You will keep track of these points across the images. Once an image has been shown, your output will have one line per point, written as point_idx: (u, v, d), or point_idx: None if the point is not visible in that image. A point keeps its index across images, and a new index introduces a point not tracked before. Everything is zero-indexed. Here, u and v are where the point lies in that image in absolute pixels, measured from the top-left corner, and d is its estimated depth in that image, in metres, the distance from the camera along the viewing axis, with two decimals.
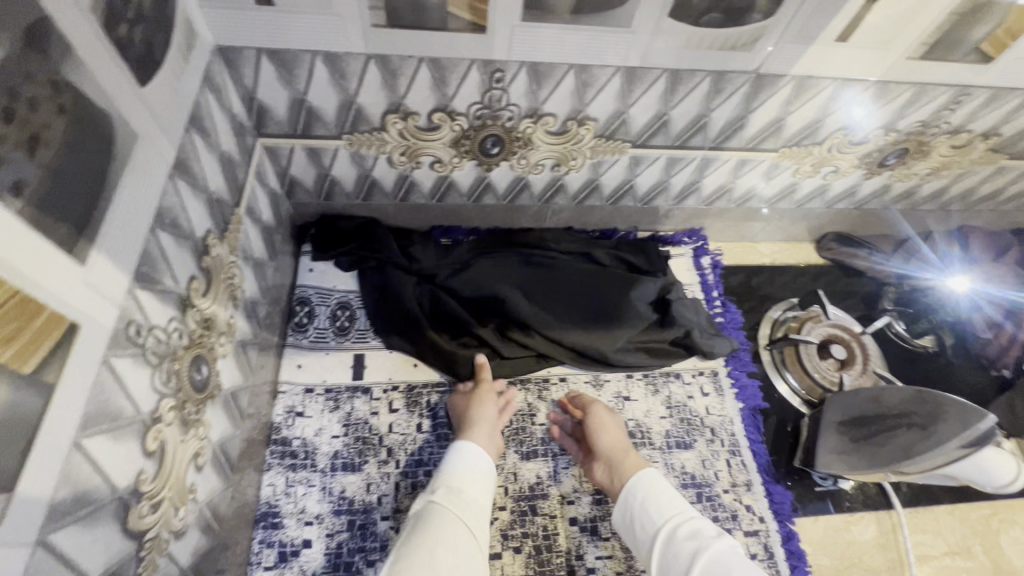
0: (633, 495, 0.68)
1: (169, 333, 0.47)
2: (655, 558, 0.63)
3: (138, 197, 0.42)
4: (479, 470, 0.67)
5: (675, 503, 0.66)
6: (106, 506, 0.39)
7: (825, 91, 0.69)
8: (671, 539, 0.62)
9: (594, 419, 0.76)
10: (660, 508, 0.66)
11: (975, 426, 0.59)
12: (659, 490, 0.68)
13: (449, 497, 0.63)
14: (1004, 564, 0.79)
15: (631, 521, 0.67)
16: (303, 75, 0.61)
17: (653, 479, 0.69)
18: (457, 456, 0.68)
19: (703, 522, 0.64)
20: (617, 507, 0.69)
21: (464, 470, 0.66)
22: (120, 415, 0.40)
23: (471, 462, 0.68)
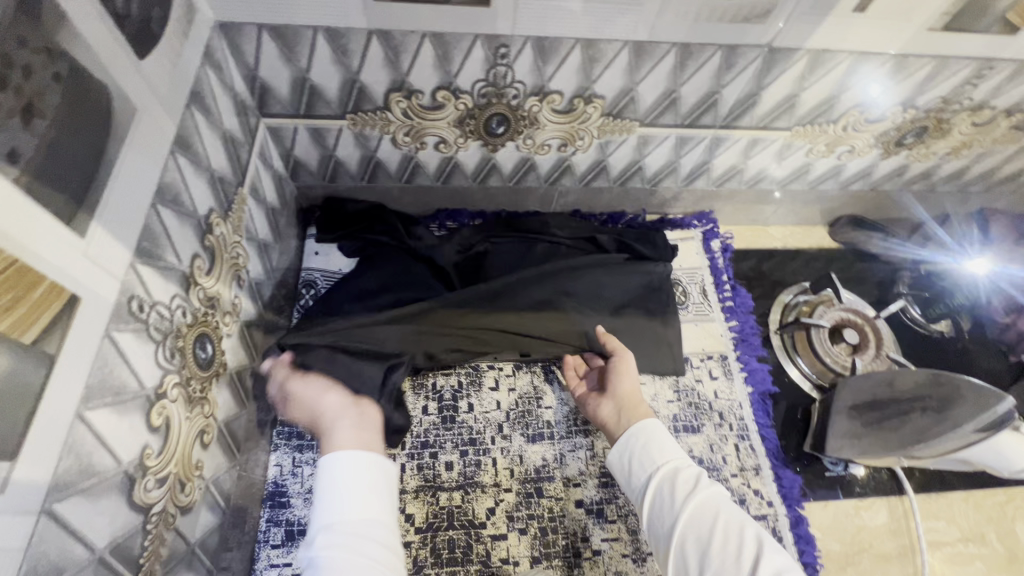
0: (634, 438, 0.64)
1: (172, 311, 0.47)
2: (648, 501, 0.59)
3: (137, 173, 0.42)
4: (371, 486, 0.53)
5: (674, 449, 0.62)
6: (111, 478, 0.39)
7: (841, 66, 0.67)
8: (666, 484, 0.59)
9: (617, 361, 0.73)
10: (660, 451, 0.62)
11: (993, 409, 0.58)
12: (660, 435, 0.63)
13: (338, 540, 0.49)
14: (1018, 551, 0.77)
15: (627, 463, 0.63)
16: (304, 53, 0.60)
17: (654, 427, 0.64)
18: (334, 482, 0.53)
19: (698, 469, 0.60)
20: (614, 449, 0.65)
21: (350, 496, 0.52)
22: (124, 388, 0.40)
23: (359, 478, 0.53)
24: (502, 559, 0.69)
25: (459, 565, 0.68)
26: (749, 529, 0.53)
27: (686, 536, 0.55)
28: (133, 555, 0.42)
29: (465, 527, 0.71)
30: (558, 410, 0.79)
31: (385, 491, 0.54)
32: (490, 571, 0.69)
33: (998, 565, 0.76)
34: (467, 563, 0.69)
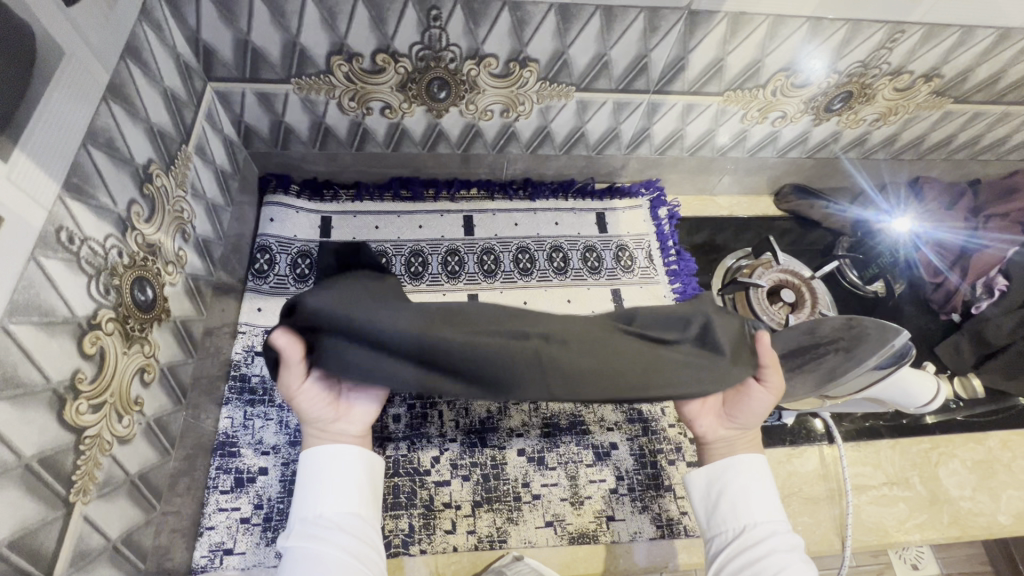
0: (724, 481, 0.57)
1: (106, 249, 0.50)
2: (724, 559, 0.53)
3: (64, 112, 0.44)
4: (351, 481, 0.54)
5: (766, 513, 0.55)
6: (38, 393, 0.42)
7: (760, 29, 0.70)
8: (746, 549, 0.52)
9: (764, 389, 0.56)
10: (748, 507, 0.55)
11: (891, 342, 0.64)
12: (754, 488, 0.56)
13: (318, 533, 0.50)
14: (940, 494, 0.82)
15: (714, 499, 0.57)
16: (244, 14, 0.63)
17: (756, 478, 0.56)
18: (316, 477, 0.53)
19: (789, 544, 0.53)
20: (699, 477, 0.59)
21: (326, 489, 0.53)
22: (52, 311, 0.43)
23: (343, 470, 0.54)
24: (444, 503, 0.73)
25: (403, 508, 0.72)
26: None
27: None
28: (65, 471, 0.44)
29: (410, 475, 0.74)
30: None
31: (363, 488, 0.54)
32: (432, 514, 0.72)
33: (920, 506, 0.81)
34: (410, 507, 0.72)
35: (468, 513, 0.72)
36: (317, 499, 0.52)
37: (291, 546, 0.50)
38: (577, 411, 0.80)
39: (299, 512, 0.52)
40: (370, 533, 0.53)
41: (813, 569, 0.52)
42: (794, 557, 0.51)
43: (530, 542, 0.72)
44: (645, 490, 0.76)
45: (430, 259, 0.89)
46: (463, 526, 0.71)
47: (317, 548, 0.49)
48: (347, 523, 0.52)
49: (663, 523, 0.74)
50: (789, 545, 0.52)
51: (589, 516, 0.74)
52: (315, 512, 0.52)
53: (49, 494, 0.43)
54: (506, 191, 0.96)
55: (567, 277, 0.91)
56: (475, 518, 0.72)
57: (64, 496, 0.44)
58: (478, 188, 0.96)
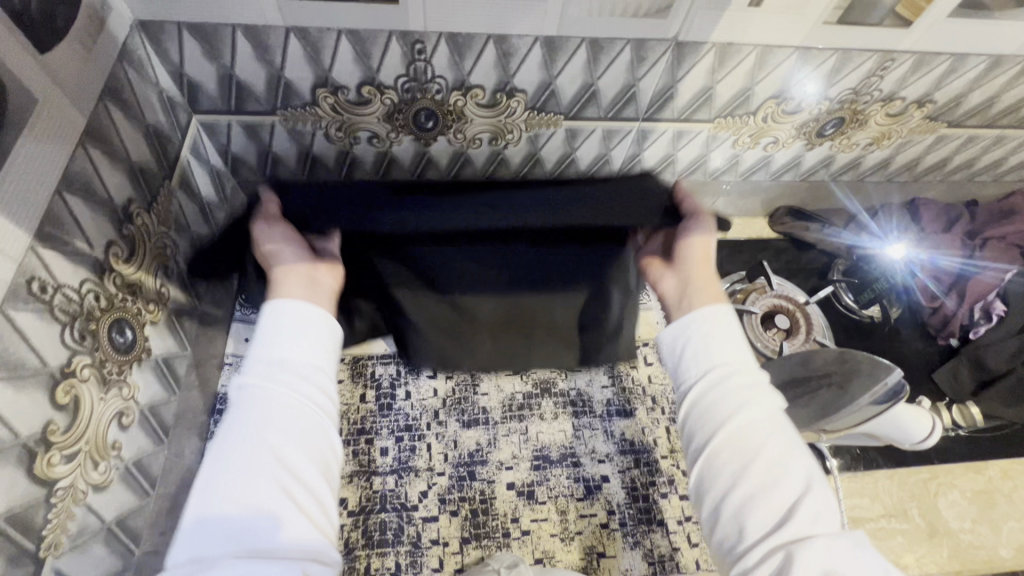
0: (694, 329, 0.53)
1: (82, 294, 0.49)
2: (689, 398, 0.51)
3: (38, 161, 0.44)
4: (320, 332, 0.49)
5: (728, 357, 0.51)
6: (6, 449, 0.41)
7: (749, 58, 0.70)
8: (712, 391, 0.49)
9: (696, 227, 0.63)
10: (719, 350, 0.51)
11: (884, 381, 0.61)
12: (723, 333, 0.52)
13: (276, 374, 0.45)
14: (939, 526, 0.80)
15: (680, 348, 0.53)
16: (227, 50, 0.63)
17: (722, 324, 0.53)
18: (279, 324, 0.48)
19: (755, 380, 0.50)
20: (670, 329, 0.55)
21: (287, 336, 0.47)
22: (21, 365, 0.42)
23: (309, 322, 0.49)
24: (432, 539, 0.71)
25: (390, 546, 0.70)
26: (790, 467, 0.45)
27: (715, 453, 0.47)
28: (35, 526, 0.44)
29: (397, 510, 0.72)
30: (494, 397, 0.81)
31: (333, 344, 0.50)
32: (419, 551, 0.71)
33: (919, 539, 0.79)
34: (397, 544, 0.71)
35: (456, 550, 0.71)
36: (276, 345, 0.47)
37: (251, 384, 0.45)
38: (568, 443, 0.79)
39: (261, 353, 0.47)
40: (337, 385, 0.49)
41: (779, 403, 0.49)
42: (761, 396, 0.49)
43: None
44: (636, 525, 0.74)
45: None
46: (451, 564, 0.70)
47: (286, 393, 0.45)
48: (314, 373, 0.47)
49: (654, 559, 0.73)
50: (753, 382, 0.49)
51: (580, 552, 0.72)
52: (278, 357, 0.47)
53: (18, 551, 0.42)
54: None
55: None
56: (463, 556, 0.71)
57: (34, 552, 0.43)
58: None
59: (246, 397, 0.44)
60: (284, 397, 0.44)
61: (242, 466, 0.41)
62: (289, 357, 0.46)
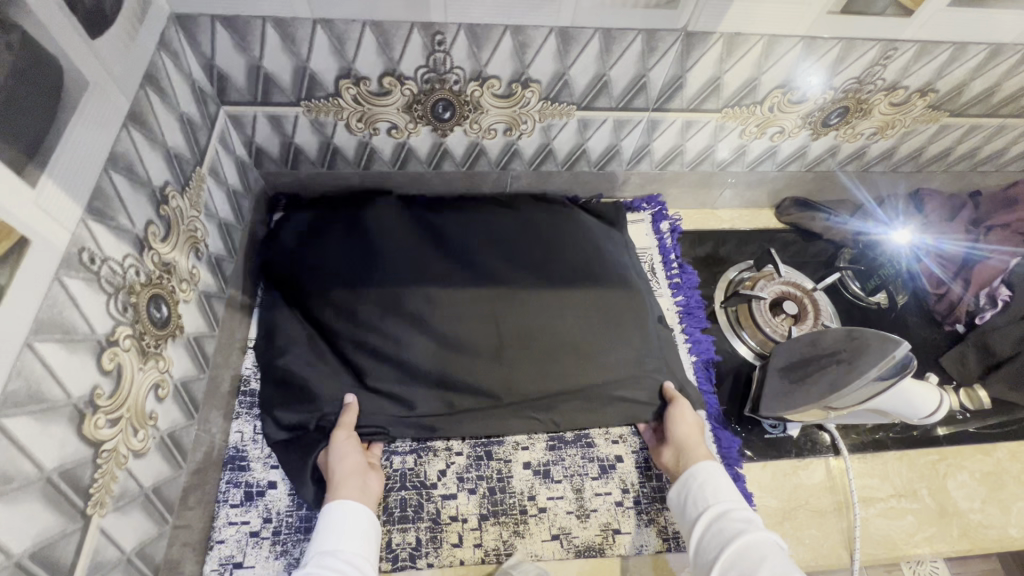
0: (693, 482, 0.69)
1: (124, 268, 0.52)
2: (697, 539, 0.64)
3: (88, 138, 0.47)
4: (363, 529, 0.63)
5: (731, 493, 0.66)
6: (60, 407, 0.43)
7: (756, 48, 0.72)
8: (714, 523, 0.63)
9: (678, 408, 0.76)
10: (713, 492, 0.67)
11: (891, 354, 0.63)
12: (716, 479, 0.68)
13: (326, 562, 0.58)
14: (949, 506, 0.81)
15: (683, 500, 0.69)
16: (257, 42, 0.66)
17: (717, 473, 0.69)
18: (334, 522, 0.63)
19: (748, 516, 0.63)
20: (676, 491, 0.70)
21: (340, 534, 0.62)
22: (74, 328, 0.45)
23: (353, 522, 0.63)
24: (451, 516, 0.73)
25: (410, 522, 0.72)
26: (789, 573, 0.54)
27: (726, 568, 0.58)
28: (83, 484, 0.46)
29: (417, 488, 0.74)
30: None
31: (368, 545, 0.63)
32: (439, 527, 0.72)
33: (929, 518, 0.80)
34: (418, 521, 0.72)
35: (475, 526, 0.73)
36: (330, 540, 0.61)
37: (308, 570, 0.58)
38: None
39: (318, 548, 0.61)
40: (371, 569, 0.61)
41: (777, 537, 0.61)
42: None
43: (536, 555, 0.72)
44: (650, 503, 0.76)
45: None
46: (470, 540, 0.72)
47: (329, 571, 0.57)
48: (355, 561, 0.60)
49: (669, 536, 0.74)
50: (763, 534, 0.60)
51: (595, 529, 0.74)
52: (333, 546, 0.61)
53: (68, 507, 0.44)
54: None
55: None
56: (482, 532, 0.72)
57: (82, 509, 0.46)
58: None
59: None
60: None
61: None
62: (348, 550, 0.60)
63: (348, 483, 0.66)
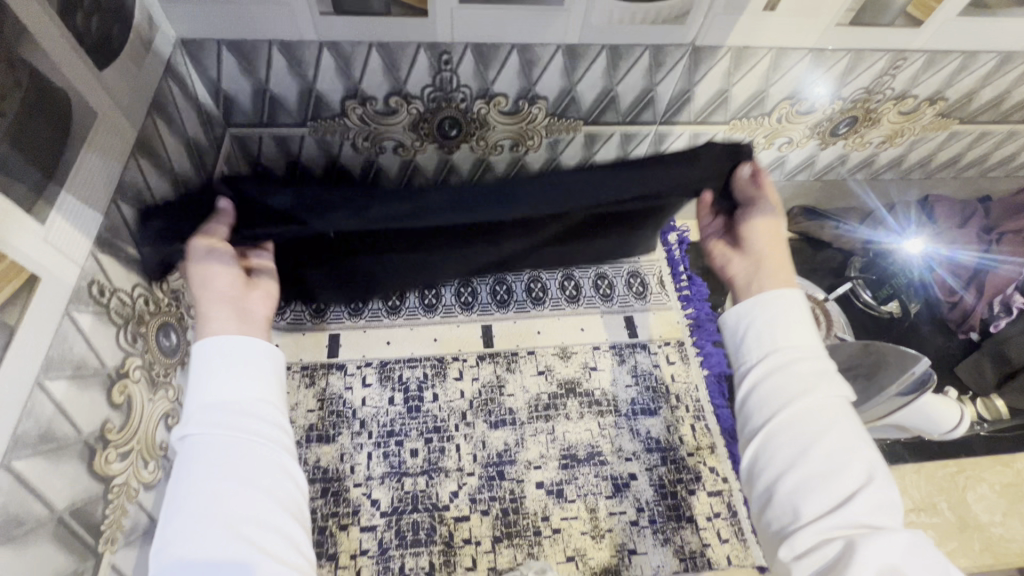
0: (763, 312, 0.55)
1: (134, 299, 0.51)
2: (748, 383, 0.53)
3: (97, 170, 0.46)
4: (259, 365, 0.48)
5: (803, 337, 0.54)
6: (71, 445, 0.43)
7: (764, 60, 0.72)
8: (774, 375, 0.52)
9: (756, 213, 0.64)
10: (784, 338, 0.54)
11: (911, 369, 0.62)
12: (792, 321, 0.54)
13: (215, 420, 0.44)
14: (970, 519, 0.80)
15: (740, 334, 0.56)
16: (262, 65, 0.65)
17: (793, 308, 0.55)
18: (208, 363, 0.47)
19: (820, 368, 0.51)
20: (732, 313, 0.57)
21: (220, 376, 0.46)
22: (84, 364, 0.44)
23: (234, 360, 0.47)
24: (464, 539, 0.72)
25: (423, 545, 0.71)
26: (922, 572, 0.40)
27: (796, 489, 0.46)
28: (95, 521, 0.45)
29: (429, 510, 0.73)
30: (519, 397, 0.82)
31: (271, 378, 0.48)
32: (453, 551, 0.71)
33: (949, 533, 0.79)
34: (430, 544, 0.71)
35: (488, 549, 0.72)
36: (215, 385, 0.46)
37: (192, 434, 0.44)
38: (595, 441, 0.80)
39: (199, 395, 0.45)
40: (286, 416, 0.48)
41: (868, 443, 0.48)
42: (856, 499, 0.44)
43: None
44: (666, 522, 0.75)
45: (443, 291, 0.89)
46: (484, 563, 0.71)
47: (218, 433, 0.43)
48: (256, 410, 0.46)
49: (685, 555, 0.73)
50: (844, 437, 0.47)
51: (611, 550, 0.73)
52: (217, 397, 0.45)
53: (80, 545, 0.43)
54: None
55: (580, 305, 0.91)
56: (496, 554, 0.71)
57: (93, 546, 0.45)
58: None
59: (189, 450, 0.43)
60: (221, 452, 0.43)
61: (199, 502, 0.41)
62: (230, 393, 0.45)
63: (214, 309, 0.50)
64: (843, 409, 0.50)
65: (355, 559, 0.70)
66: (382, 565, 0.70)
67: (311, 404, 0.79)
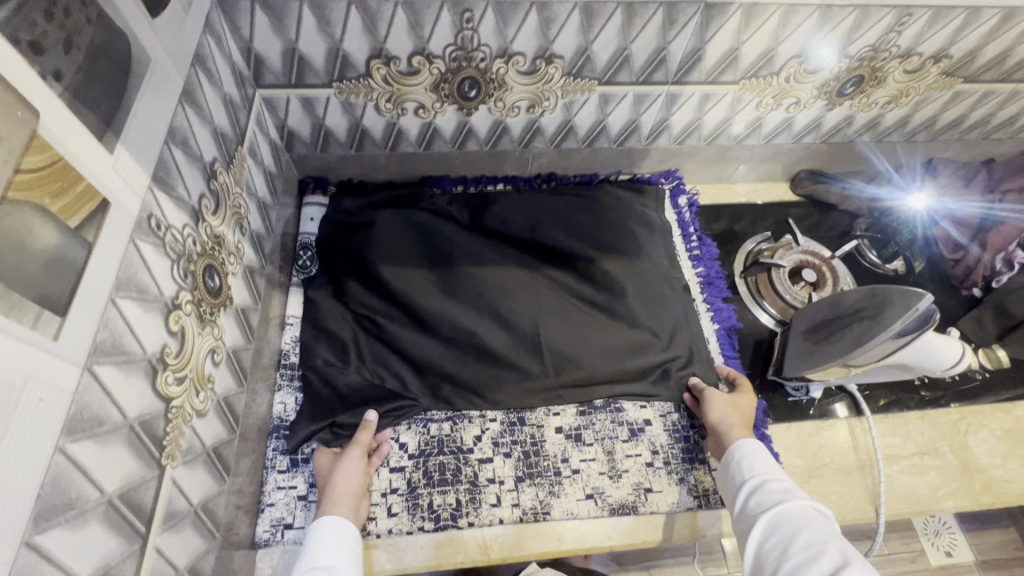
0: (736, 456, 0.70)
1: (183, 237, 0.55)
2: (741, 515, 0.64)
3: (152, 110, 0.50)
4: (345, 542, 0.63)
5: (772, 466, 0.67)
6: (138, 361, 0.46)
7: (773, 18, 0.74)
8: (756, 496, 0.64)
9: (710, 399, 0.78)
10: (757, 466, 0.68)
11: (914, 306, 0.64)
12: (760, 458, 0.69)
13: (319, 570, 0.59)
14: (971, 462, 0.83)
15: (727, 476, 0.70)
16: (293, 25, 0.68)
17: (756, 446, 0.71)
18: (321, 536, 0.64)
19: (788, 488, 0.63)
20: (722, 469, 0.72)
21: (329, 542, 0.63)
22: (146, 289, 0.48)
23: (338, 537, 0.63)
24: (488, 479, 0.76)
25: (449, 484, 0.75)
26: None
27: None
28: (158, 435, 0.49)
29: (454, 453, 0.77)
30: None
31: (355, 556, 0.63)
32: (478, 489, 0.75)
33: (951, 474, 0.82)
34: (456, 483, 0.75)
35: (512, 488, 0.75)
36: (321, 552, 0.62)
37: None
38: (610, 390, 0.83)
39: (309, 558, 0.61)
40: None
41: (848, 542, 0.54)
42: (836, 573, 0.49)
43: (572, 513, 0.74)
44: (680, 463, 0.79)
45: None
46: (508, 500, 0.75)
47: None
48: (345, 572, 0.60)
49: (699, 494, 0.77)
50: (824, 533, 0.55)
51: (628, 488, 0.76)
52: (323, 558, 0.61)
53: (147, 454, 0.47)
54: (531, 184, 1.00)
55: None
56: (519, 492, 0.75)
57: (157, 458, 0.48)
58: (504, 184, 1.00)
59: None
60: None
61: None
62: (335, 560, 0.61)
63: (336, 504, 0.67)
64: (821, 518, 0.58)
65: (386, 496, 0.74)
66: (411, 502, 0.74)
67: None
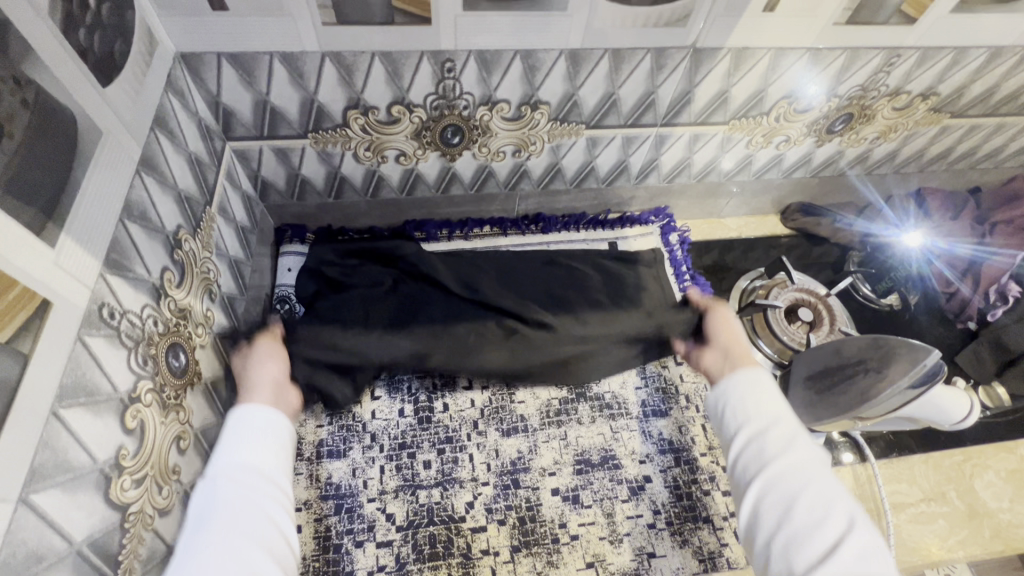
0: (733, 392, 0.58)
1: (143, 319, 0.50)
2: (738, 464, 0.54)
3: (103, 188, 0.45)
4: (271, 441, 0.52)
5: (779, 408, 0.56)
6: (85, 475, 0.41)
7: (764, 59, 0.72)
8: (755, 442, 0.54)
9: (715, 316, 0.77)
10: (756, 401, 0.56)
11: (921, 362, 0.63)
12: (761, 390, 0.57)
13: (235, 477, 0.48)
14: (978, 506, 0.81)
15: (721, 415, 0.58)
16: (263, 77, 0.64)
17: (766, 382, 0.58)
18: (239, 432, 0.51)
19: (791, 434, 0.53)
20: (713, 395, 0.60)
21: (249, 446, 0.50)
22: (97, 390, 0.43)
23: (264, 431, 0.52)
24: (482, 550, 0.71)
25: (440, 559, 0.70)
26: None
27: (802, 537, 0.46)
28: (113, 552, 0.43)
29: (445, 523, 0.72)
30: (531, 403, 0.81)
31: (274, 445, 0.52)
32: (470, 563, 0.70)
33: (960, 521, 0.79)
34: (449, 558, 0.70)
35: (507, 559, 0.71)
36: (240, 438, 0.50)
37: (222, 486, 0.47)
38: (607, 445, 0.79)
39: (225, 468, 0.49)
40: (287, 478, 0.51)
41: None
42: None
43: None
44: (683, 523, 0.75)
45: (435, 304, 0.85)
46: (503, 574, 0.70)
47: (245, 495, 0.47)
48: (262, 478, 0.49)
49: (704, 556, 0.73)
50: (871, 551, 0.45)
51: (630, 554, 0.72)
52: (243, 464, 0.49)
53: None
54: (519, 225, 0.96)
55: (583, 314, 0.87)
56: (514, 564, 0.70)
57: None
58: (490, 225, 0.96)
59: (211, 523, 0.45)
60: (248, 521, 0.46)
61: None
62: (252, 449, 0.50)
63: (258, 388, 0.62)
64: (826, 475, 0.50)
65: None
66: None
67: (321, 418, 0.78)
